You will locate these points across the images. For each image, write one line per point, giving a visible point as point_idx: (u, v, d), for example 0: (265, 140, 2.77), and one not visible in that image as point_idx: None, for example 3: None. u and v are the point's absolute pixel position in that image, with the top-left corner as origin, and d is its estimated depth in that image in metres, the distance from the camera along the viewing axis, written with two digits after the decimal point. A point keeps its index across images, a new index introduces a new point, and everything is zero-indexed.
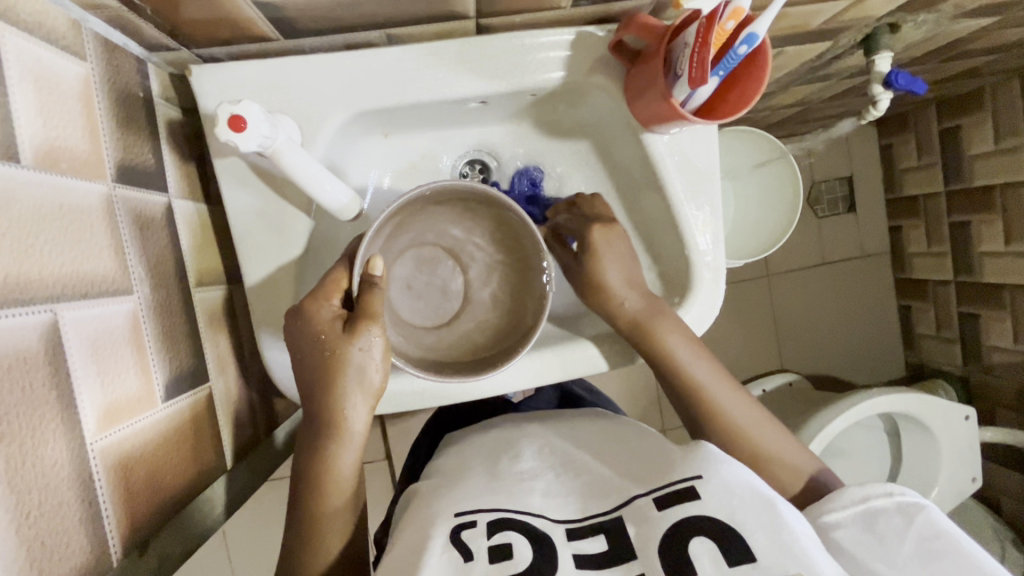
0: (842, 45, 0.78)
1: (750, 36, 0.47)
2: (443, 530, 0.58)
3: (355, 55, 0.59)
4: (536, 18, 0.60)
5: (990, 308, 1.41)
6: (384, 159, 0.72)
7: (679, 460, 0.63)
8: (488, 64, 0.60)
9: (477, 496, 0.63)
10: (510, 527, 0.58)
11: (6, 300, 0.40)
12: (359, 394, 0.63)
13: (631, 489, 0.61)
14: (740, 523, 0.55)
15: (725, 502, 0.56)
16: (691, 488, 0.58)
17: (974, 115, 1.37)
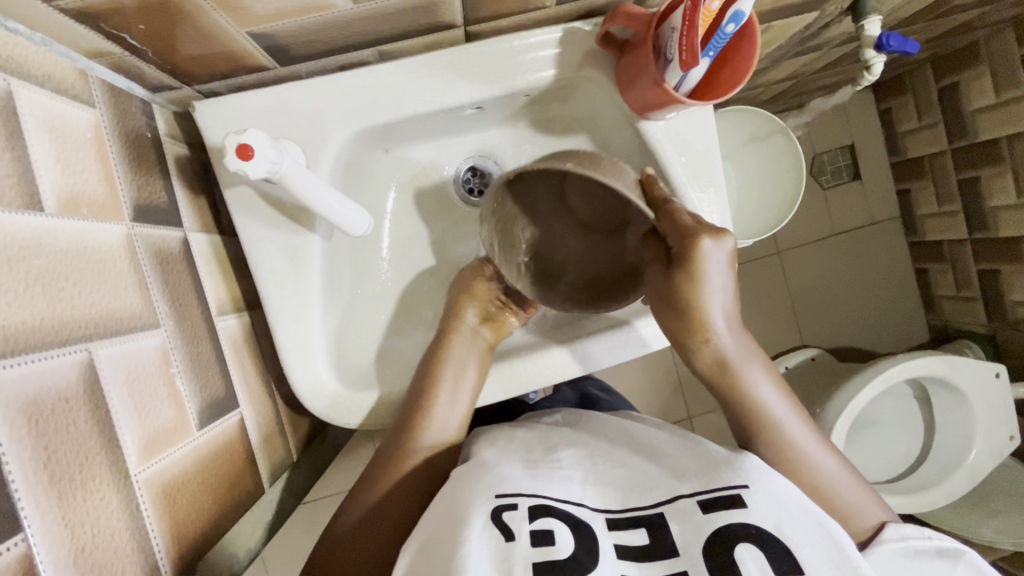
0: (829, 14, 0.77)
1: (738, 13, 0.47)
2: (486, 505, 0.57)
3: (351, 75, 0.60)
4: (522, 20, 0.61)
5: (1010, 262, 1.39)
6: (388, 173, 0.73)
7: (721, 463, 0.64)
8: (480, 70, 0.61)
9: (519, 480, 0.62)
10: (552, 514, 0.57)
11: (42, 344, 0.41)
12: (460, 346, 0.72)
13: (670, 488, 0.62)
14: (787, 534, 0.55)
15: (772, 512, 0.57)
16: (738, 495, 0.59)
17: (970, 69, 1.36)
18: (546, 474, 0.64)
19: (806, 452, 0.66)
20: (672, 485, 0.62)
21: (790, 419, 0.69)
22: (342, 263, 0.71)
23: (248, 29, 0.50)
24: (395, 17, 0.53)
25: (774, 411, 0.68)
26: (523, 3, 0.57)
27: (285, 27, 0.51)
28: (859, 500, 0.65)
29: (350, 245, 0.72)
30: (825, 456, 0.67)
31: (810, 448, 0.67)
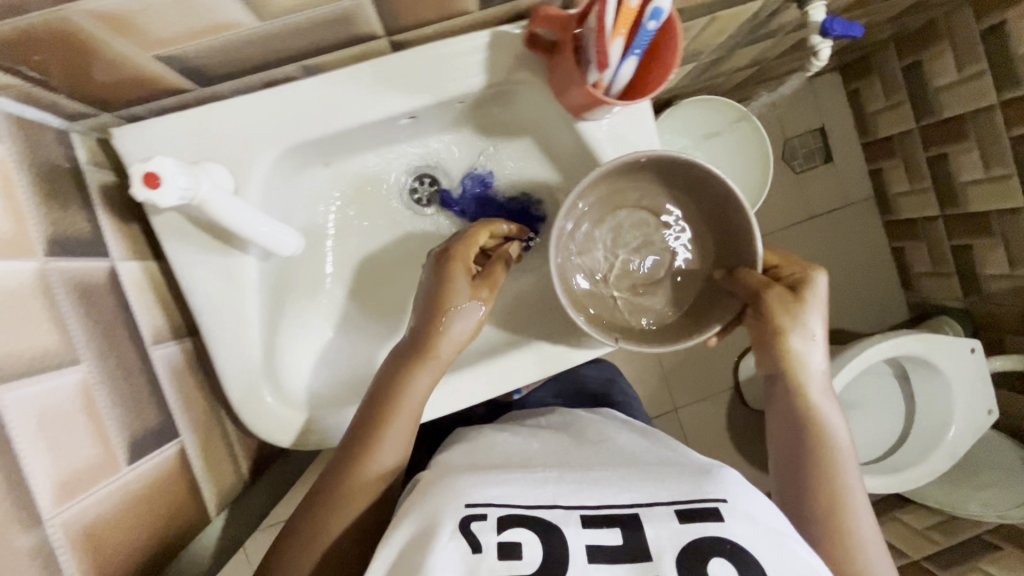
0: (773, 1, 0.76)
1: (657, 10, 0.46)
2: (455, 515, 0.57)
3: (274, 91, 0.59)
4: (448, 27, 0.60)
5: (981, 236, 1.40)
6: (330, 187, 0.73)
7: (702, 476, 0.62)
8: (408, 79, 0.60)
9: (491, 482, 0.61)
10: (522, 524, 0.58)
11: None
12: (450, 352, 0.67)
13: (638, 492, 0.60)
14: (755, 545, 0.56)
15: (744, 522, 0.58)
16: (716, 507, 0.58)
17: (932, 46, 1.36)
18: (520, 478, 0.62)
19: (849, 500, 0.71)
20: (647, 489, 0.60)
21: (846, 470, 0.73)
22: (282, 282, 0.70)
23: (155, 51, 0.50)
24: (308, 32, 0.52)
25: (835, 442, 0.74)
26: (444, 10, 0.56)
27: (196, 48, 0.50)
28: (878, 550, 0.68)
29: (294, 261, 0.71)
30: (865, 515, 0.71)
31: (852, 488, 0.71)
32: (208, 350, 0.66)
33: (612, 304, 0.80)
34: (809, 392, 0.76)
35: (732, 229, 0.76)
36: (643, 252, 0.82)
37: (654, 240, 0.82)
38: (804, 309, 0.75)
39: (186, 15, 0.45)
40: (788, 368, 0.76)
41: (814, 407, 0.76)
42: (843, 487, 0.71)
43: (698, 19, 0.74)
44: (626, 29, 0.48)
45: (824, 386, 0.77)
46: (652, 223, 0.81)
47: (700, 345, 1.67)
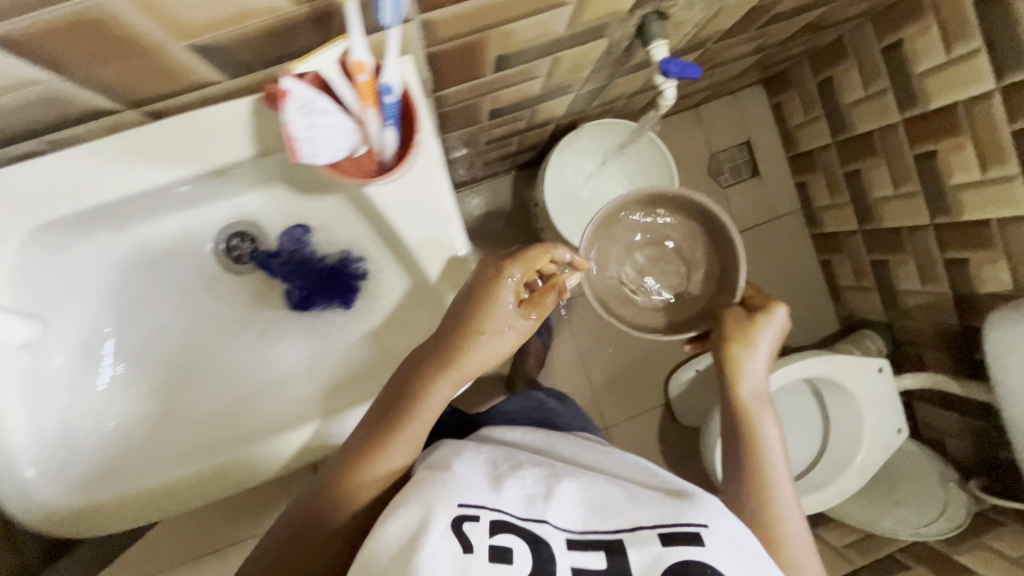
0: (619, 39, 0.74)
1: (390, 83, 0.43)
2: (448, 517, 0.56)
3: (14, 171, 0.56)
4: (208, 94, 0.57)
5: (895, 252, 1.40)
6: (125, 251, 0.70)
7: (689, 497, 0.63)
8: (164, 152, 0.57)
9: (482, 484, 0.60)
10: (511, 531, 0.57)
11: None
12: (474, 366, 0.60)
13: (620, 516, 0.60)
14: (720, 563, 0.57)
15: (728, 547, 0.59)
16: (698, 532, 0.59)
17: (840, 63, 1.35)
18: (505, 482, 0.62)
19: (780, 501, 0.70)
20: (633, 511, 0.60)
21: (784, 474, 0.72)
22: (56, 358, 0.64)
23: None
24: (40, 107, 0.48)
25: (772, 458, 0.73)
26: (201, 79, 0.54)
27: None
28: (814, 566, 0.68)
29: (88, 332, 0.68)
30: (798, 520, 0.70)
31: (787, 505, 0.70)
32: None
33: (620, 296, 0.86)
34: (746, 397, 0.76)
35: (726, 259, 0.83)
36: (647, 267, 0.86)
37: (658, 262, 0.86)
38: (751, 340, 0.76)
39: None
40: (729, 376, 0.77)
41: (757, 421, 0.75)
42: (780, 507, 0.69)
43: (540, 61, 0.72)
44: (367, 102, 0.44)
45: (759, 393, 0.77)
46: (645, 236, 0.86)
47: (629, 363, 1.66)
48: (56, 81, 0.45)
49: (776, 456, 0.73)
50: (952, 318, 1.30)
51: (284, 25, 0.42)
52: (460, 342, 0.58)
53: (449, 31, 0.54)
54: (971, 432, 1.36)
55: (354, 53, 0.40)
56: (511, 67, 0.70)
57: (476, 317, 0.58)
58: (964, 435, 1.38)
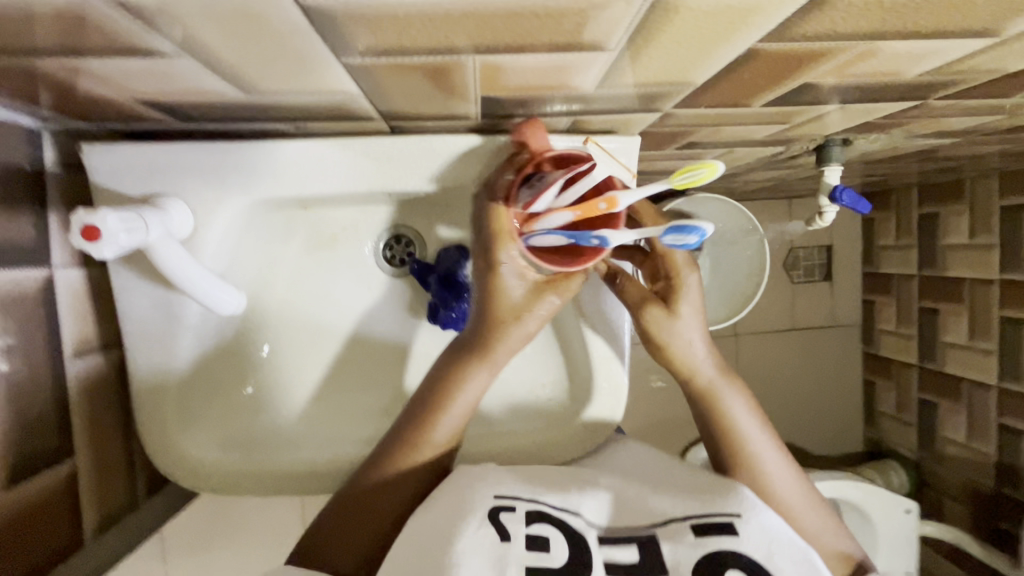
0: (793, 150, 0.75)
1: (605, 237, 0.46)
2: (483, 504, 0.47)
3: (258, 149, 0.48)
4: (450, 124, 0.50)
5: (948, 398, 1.41)
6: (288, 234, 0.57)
7: (713, 488, 0.52)
8: (397, 165, 0.51)
9: (518, 479, 0.52)
10: (550, 520, 0.47)
11: None
12: (510, 348, 0.54)
13: (664, 506, 0.51)
14: (775, 567, 0.45)
15: (764, 541, 0.46)
16: (729, 522, 0.48)
17: (951, 205, 1.37)
18: (542, 482, 0.52)
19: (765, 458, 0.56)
20: (670, 503, 0.51)
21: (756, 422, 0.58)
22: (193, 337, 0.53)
23: (139, 98, 0.40)
24: (303, 109, 0.44)
25: (748, 436, 0.57)
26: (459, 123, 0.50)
27: (181, 100, 0.40)
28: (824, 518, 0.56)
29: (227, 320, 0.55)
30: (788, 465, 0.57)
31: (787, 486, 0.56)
32: (115, 371, 0.53)
33: None
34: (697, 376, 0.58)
35: None
36: None
37: None
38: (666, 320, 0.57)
39: (161, 82, 0.36)
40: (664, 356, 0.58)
41: (724, 407, 0.58)
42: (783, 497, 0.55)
43: (715, 151, 0.73)
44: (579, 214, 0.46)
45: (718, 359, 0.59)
46: None
47: None
48: (349, 94, 0.40)
49: (756, 433, 0.57)
50: (989, 481, 1.32)
51: (572, 96, 0.43)
52: (507, 322, 0.52)
53: (676, 123, 0.54)
54: None
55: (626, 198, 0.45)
56: (687, 150, 0.72)
57: (498, 305, 0.52)
58: None
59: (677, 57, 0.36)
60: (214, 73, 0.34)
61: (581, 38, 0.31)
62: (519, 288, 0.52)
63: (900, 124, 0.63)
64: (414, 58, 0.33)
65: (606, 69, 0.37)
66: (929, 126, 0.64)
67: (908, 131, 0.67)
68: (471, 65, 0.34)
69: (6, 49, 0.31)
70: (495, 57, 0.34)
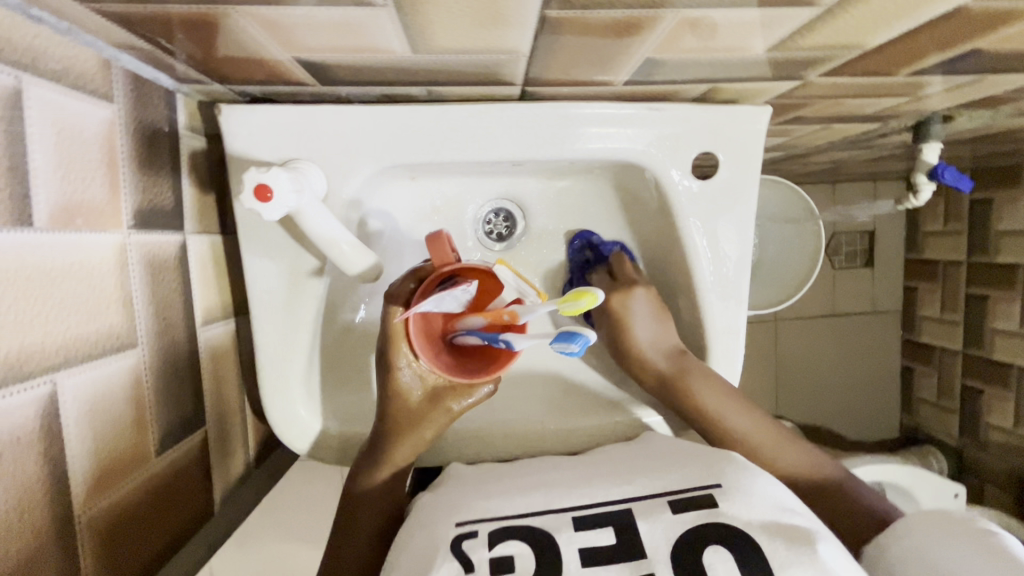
0: (889, 128, 0.74)
1: (510, 340, 0.47)
2: (445, 537, 0.42)
3: (392, 114, 0.47)
4: (586, 90, 0.48)
5: (995, 385, 1.40)
6: (402, 206, 0.55)
7: (689, 460, 0.49)
8: (528, 133, 0.49)
9: (482, 495, 0.47)
10: (516, 533, 0.42)
11: (82, 361, 0.34)
12: (410, 445, 0.52)
13: (638, 484, 0.46)
14: (766, 533, 0.41)
15: (747, 513, 0.42)
16: (710, 493, 0.44)
17: (1006, 189, 1.35)
18: (502, 487, 0.47)
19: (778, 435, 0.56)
20: (643, 480, 0.47)
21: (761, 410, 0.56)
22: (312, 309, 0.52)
23: (297, 56, 0.39)
24: (452, 72, 0.43)
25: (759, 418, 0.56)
26: (596, 89, 0.48)
27: (339, 59, 0.39)
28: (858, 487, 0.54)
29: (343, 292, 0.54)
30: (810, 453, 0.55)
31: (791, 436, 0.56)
32: (232, 341, 0.53)
33: None
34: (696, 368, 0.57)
35: None
36: None
37: None
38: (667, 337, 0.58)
39: (341, 37, 0.35)
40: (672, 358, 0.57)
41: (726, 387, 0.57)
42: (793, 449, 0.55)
43: (812, 126, 0.71)
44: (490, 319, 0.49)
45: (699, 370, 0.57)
46: None
47: None
48: (515, 53, 0.39)
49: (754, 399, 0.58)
50: None
51: (730, 60, 0.42)
52: (405, 425, 0.52)
53: (807, 93, 0.53)
54: None
55: (526, 311, 0.47)
56: (785, 126, 0.70)
57: (400, 408, 0.51)
58: None
59: (875, 15, 0.34)
60: (403, 27, 0.33)
61: None
62: (417, 386, 0.52)
63: (1018, 99, 0.62)
64: (616, 11, 0.32)
65: (795, 28, 0.36)
66: None
67: (1019, 107, 0.65)
68: (668, 19, 0.33)
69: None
70: (697, 12, 0.33)
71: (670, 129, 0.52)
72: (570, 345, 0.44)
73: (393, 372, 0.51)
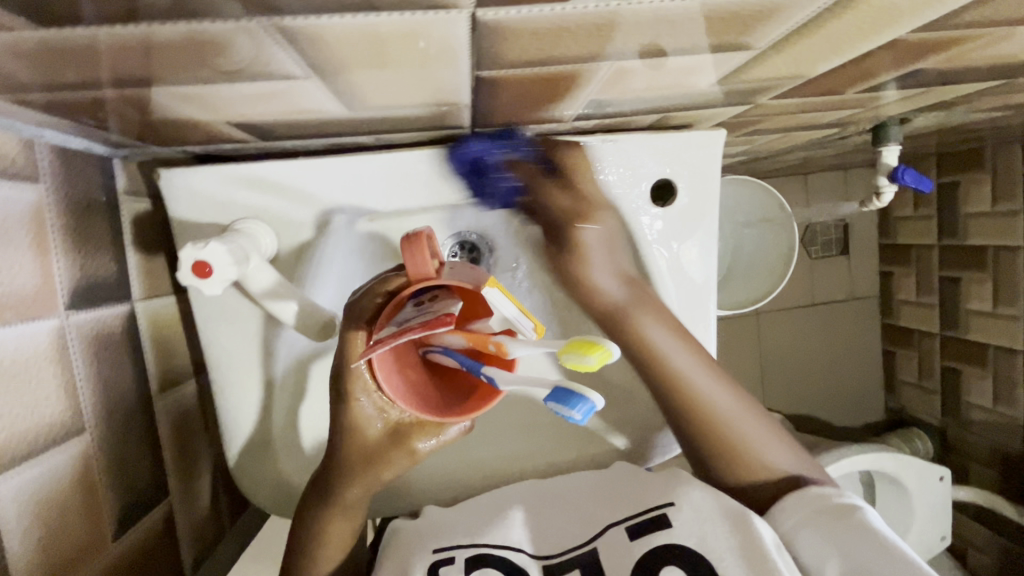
0: (849, 132, 0.74)
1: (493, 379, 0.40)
2: (422, 563, 0.48)
3: (340, 165, 0.46)
4: (537, 126, 0.48)
5: (973, 365, 1.43)
6: None
7: (652, 481, 0.53)
8: (482, 173, 0.49)
9: (455, 522, 0.52)
10: (491, 562, 0.48)
11: (17, 461, 0.33)
12: (360, 485, 0.48)
13: (603, 512, 0.51)
14: (710, 549, 0.46)
15: (698, 526, 0.47)
16: (662, 514, 0.48)
17: (971, 173, 1.37)
18: (470, 517, 0.52)
19: (703, 393, 0.52)
20: (607, 509, 0.52)
21: (691, 361, 0.53)
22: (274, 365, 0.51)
23: (233, 120, 0.38)
24: (396, 122, 0.42)
25: (693, 381, 0.52)
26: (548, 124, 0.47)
27: (276, 120, 0.38)
28: (773, 449, 0.52)
29: None
30: (728, 397, 0.53)
31: (718, 399, 0.52)
32: (195, 403, 0.51)
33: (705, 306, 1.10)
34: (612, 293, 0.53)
35: None
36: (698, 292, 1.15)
37: None
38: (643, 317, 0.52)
39: (271, 104, 0.34)
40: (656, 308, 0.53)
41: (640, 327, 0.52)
42: (715, 410, 0.52)
43: (774, 135, 0.71)
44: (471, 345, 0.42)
45: (630, 293, 0.53)
46: None
47: None
48: (456, 105, 0.38)
49: (676, 351, 0.52)
50: (1017, 444, 1.35)
51: (676, 94, 0.42)
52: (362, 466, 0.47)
53: (761, 112, 0.53)
54: (997, 550, 1.39)
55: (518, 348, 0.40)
56: (746, 137, 0.70)
57: (356, 442, 0.46)
58: (991, 552, 1.40)
59: (812, 52, 0.34)
60: (331, 93, 0.32)
61: (735, 41, 0.30)
62: (377, 419, 0.46)
63: (969, 101, 0.62)
64: (550, 67, 0.31)
65: (734, 68, 0.36)
66: (998, 102, 0.63)
67: (973, 107, 0.66)
68: (602, 70, 0.33)
69: (118, 80, 0.29)
70: (632, 63, 0.32)
71: (625, 159, 0.51)
72: (568, 409, 0.37)
73: (350, 404, 0.44)
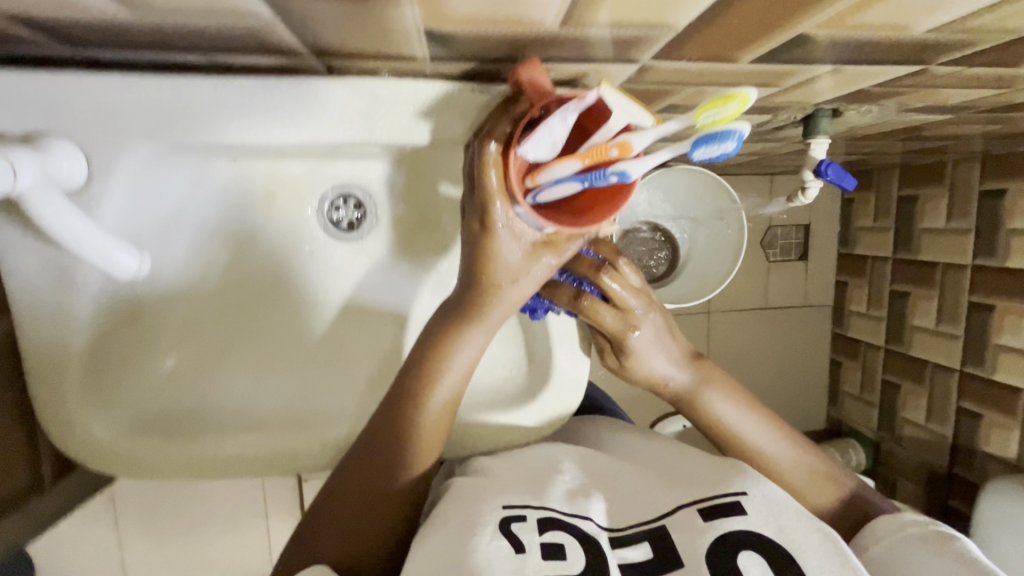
0: (781, 121, 0.70)
1: (624, 173, 0.38)
2: (493, 516, 0.46)
3: (162, 83, 0.41)
4: (396, 69, 0.43)
5: (911, 382, 1.42)
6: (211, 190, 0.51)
7: (717, 468, 0.53)
8: (332, 113, 0.44)
9: (522, 477, 0.51)
10: (559, 525, 0.46)
11: None
12: (504, 310, 0.50)
13: (673, 498, 0.51)
14: (791, 540, 0.47)
15: (772, 516, 0.48)
16: (736, 502, 0.49)
17: (931, 188, 1.35)
18: (533, 477, 0.51)
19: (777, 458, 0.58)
20: (676, 492, 0.51)
21: (765, 430, 0.59)
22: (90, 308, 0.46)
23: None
24: (210, 37, 0.37)
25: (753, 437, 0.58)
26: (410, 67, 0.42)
27: (54, 13, 0.33)
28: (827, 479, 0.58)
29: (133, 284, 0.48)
30: (794, 450, 0.59)
31: (753, 434, 0.58)
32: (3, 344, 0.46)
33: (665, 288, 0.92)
34: (692, 395, 0.59)
35: None
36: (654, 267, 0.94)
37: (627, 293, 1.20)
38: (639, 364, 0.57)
39: None
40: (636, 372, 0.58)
41: (709, 408, 0.59)
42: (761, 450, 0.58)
43: None
44: (587, 162, 0.40)
45: (698, 373, 0.59)
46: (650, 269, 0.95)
47: None
48: (263, 15, 0.33)
49: (748, 424, 0.58)
50: (945, 462, 1.35)
51: (530, 38, 0.37)
52: (493, 294, 0.48)
53: (656, 79, 0.48)
54: None
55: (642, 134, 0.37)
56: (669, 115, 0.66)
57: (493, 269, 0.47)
58: None
59: None
60: None
61: None
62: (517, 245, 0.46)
63: (897, 95, 0.58)
64: None
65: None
66: (927, 99, 0.60)
67: (903, 103, 0.62)
68: None
69: None
70: None
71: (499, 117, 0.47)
72: (718, 146, 0.32)
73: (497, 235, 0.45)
